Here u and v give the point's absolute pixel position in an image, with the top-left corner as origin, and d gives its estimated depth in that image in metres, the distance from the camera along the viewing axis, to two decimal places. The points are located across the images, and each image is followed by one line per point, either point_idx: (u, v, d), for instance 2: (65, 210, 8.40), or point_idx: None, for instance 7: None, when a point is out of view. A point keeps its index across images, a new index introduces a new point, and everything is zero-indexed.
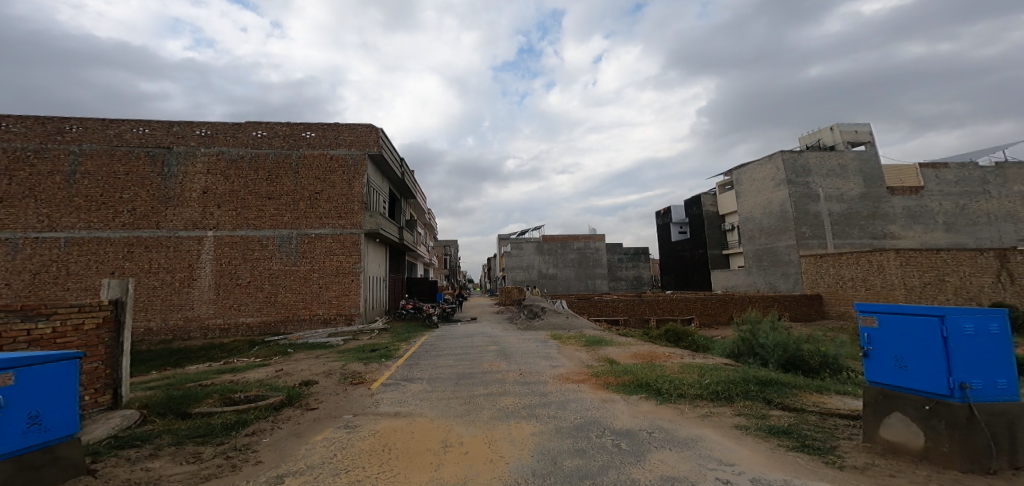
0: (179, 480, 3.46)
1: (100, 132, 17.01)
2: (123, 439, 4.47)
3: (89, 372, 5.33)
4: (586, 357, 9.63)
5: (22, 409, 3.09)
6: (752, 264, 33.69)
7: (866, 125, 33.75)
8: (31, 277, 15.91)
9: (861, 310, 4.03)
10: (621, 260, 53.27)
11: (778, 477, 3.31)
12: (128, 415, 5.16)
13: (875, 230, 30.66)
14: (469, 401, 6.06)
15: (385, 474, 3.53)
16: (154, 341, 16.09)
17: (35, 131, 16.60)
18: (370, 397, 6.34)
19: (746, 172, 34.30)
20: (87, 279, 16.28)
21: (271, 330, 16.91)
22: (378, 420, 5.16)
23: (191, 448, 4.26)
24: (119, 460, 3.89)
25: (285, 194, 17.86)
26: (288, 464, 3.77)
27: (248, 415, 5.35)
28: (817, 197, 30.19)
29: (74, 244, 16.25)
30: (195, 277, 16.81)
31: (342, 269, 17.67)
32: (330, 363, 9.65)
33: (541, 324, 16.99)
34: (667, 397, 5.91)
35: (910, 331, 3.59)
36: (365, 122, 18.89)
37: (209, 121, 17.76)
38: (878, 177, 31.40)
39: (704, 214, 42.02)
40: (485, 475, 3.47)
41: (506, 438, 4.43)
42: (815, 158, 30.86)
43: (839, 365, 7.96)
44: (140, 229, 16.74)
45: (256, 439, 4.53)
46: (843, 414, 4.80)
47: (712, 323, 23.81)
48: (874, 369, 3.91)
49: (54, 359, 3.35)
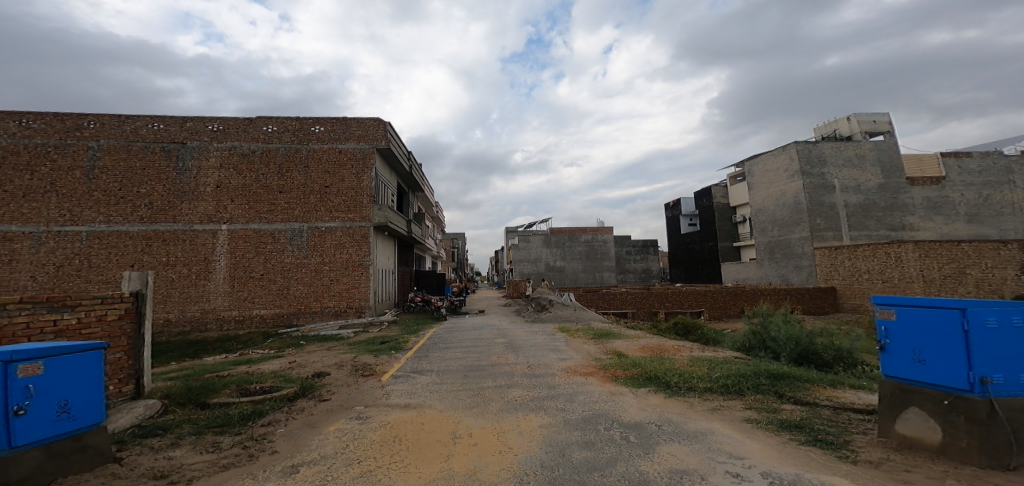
0: (200, 469, 3.61)
1: (116, 128, 17.39)
2: (146, 428, 4.66)
3: (113, 363, 5.54)
4: (594, 350, 9.71)
5: (53, 398, 3.25)
6: (765, 257, 33.33)
7: (884, 115, 32.92)
8: (54, 269, 16.41)
9: (878, 303, 4.01)
10: (629, 252, 52.92)
11: (790, 470, 3.34)
12: (151, 404, 5.34)
13: (893, 222, 29.97)
14: (478, 394, 6.16)
15: (397, 464, 3.65)
16: (172, 332, 16.52)
17: (54, 127, 17.02)
18: (381, 389, 6.47)
19: (759, 164, 33.79)
20: (108, 272, 16.75)
21: (285, 322, 17.26)
22: (389, 411, 5.29)
23: (211, 437, 4.43)
24: (144, 449, 4.06)
25: (295, 188, 18.10)
26: (302, 454, 3.91)
27: (264, 406, 5.53)
28: (832, 188, 29.61)
29: (96, 237, 16.73)
30: (210, 270, 17.18)
31: (352, 262, 17.92)
32: (341, 355, 9.85)
33: (549, 316, 17.12)
34: (675, 390, 5.95)
35: (929, 325, 3.57)
36: (373, 116, 19.01)
37: (221, 116, 18.04)
38: (896, 168, 30.65)
39: (715, 206, 41.51)
40: (494, 467, 3.55)
41: (514, 430, 4.50)
42: (831, 148, 30.25)
43: (853, 359, 7.89)
44: (157, 222, 17.14)
45: (271, 429, 4.68)
46: (858, 408, 4.76)
47: (722, 316, 23.69)
48: (891, 363, 3.89)
49: (81, 350, 3.53)
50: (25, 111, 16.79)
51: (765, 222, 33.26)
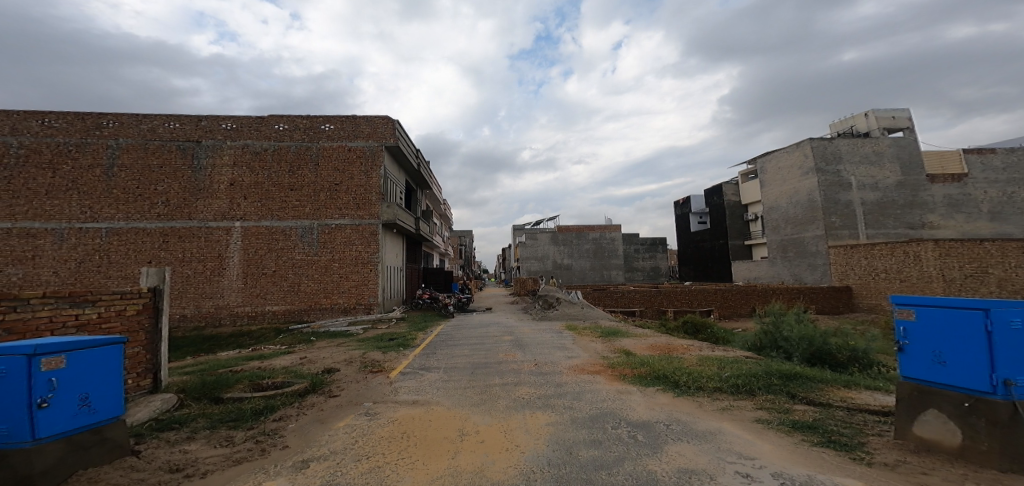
0: (214, 463, 3.71)
1: (134, 126, 17.79)
2: (162, 422, 4.80)
3: (132, 357, 5.71)
4: (602, 348, 9.69)
5: (74, 392, 3.35)
6: (777, 256, 32.79)
7: (903, 111, 32.08)
8: (76, 265, 16.91)
9: (897, 303, 3.92)
10: (637, 250, 52.56)
11: (801, 471, 3.32)
12: (167, 399, 5.50)
13: (911, 220, 29.25)
14: (484, 391, 6.21)
15: (405, 460, 3.71)
16: (188, 327, 16.90)
17: (75, 126, 17.46)
18: (389, 386, 6.58)
19: (772, 161, 33.26)
20: (127, 267, 17.20)
21: (296, 318, 17.55)
22: (397, 408, 5.36)
23: (224, 431, 4.54)
24: (159, 442, 4.18)
25: (306, 186, 18.33)
26: (312, 450, 3.98)
27: (275, 401, 5.64)
28: (848, 186, 29.00)
29: (115, 234, 17.19)
30: (224, 266, 17.52)
31: (361, 259, 18.12)
32: (350, 351, 10.02)
33: (556, 314, 17.12)
34: (684, 390, 5.91)
35: (952, 326, 3.48)
36: (381, 114, 19.13)
37: (235, 115, 18.34)
38: (916, 164, 29.86)
39: (726, 204, 40.97)
40: (501, 464, 3.59)
41: (521, 428, 4.55)
42: (847, 145, 29.62)
43: (869, 360, 7.75)
44: (173, 220, 17.51)
45: (282, 425, 4.78)
46: (874, 410, 4.70)
47: (733, 315, 23.41)
48: (909, 364, 3.81)
49: (99, 344, 3.64)
50: (47, 111, 17.26)
51: (777, 220, 32.70)
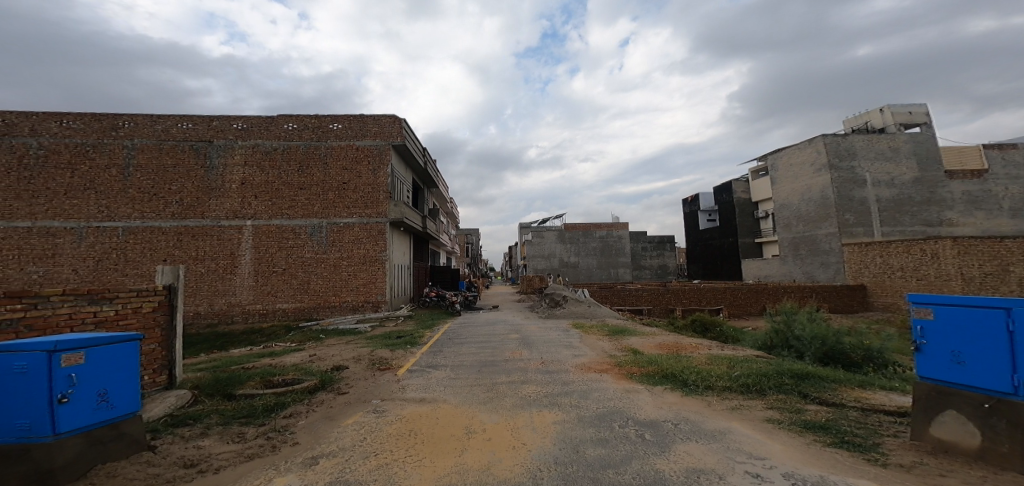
0: (227, 458, 3.81)
1: (149, 127, 18.14)
2: (178, 417, 4.93)
3: (148, 353, 5.86)
4: (609, 347, 9.67)
5: (92, 388, 3.46)
6: (789, 254, 32.32)
7: (920, 106, 31.35)
8: (94, 263, 17.33)
9: (914, 302, 3.86)
10: (645, 248, 52.21)
11: (813, 472, 3.30)
12: (182, 395, 5.63)
13: (928, 217, 28.60)
14: (492, 389, 6.26)
15: (412, 457, 3.76)
16: (201, 324, 17.23)
17: (92, 127, 17.85)
18: (397, 383, 6.66)
19: (783, 157, 32.77)
20: (143, 265, 17.59)
21: (306, 315, 17.79)
22: (405, 405, 5.44)
23: (236, 428, 4.64)
24: (175, 438, 4.30)
25: (315, 185, 18.54)
26: (322, 446, 4.06)
27: (287, 398, 5.74)
28: (862, 183, 28.46)
29: (131, 232, 17.58)
30: (236, 264, 17.81)
31: (369, 257, 18.29)
32: (359, 348, 10.15)
33: (563, 312, 17.11)
34: (693, 389, 5.89)
35: (972, 325, 3.42)
36: (388, 113, 19.24)
37: (246, 115, 18.60)
38: (933, 160, 29.18)
39: (736, 201, 40.48)
40: (508, 461, 3.64)
41: (529, 425, 4.58)
42: (861, 141, 29.04)
43: (884, 360, 7.64)
44: (187, 219, 17.85)
45: (293, 421, 4.87)
46: (888, 410, 4.64)
47: (742, 314, 23.17)
48: (927, 364, 3.76)
49: (117, 341, 3.74)
50: (66, 113, 17.68)
51: (789, 218, 32.24)
